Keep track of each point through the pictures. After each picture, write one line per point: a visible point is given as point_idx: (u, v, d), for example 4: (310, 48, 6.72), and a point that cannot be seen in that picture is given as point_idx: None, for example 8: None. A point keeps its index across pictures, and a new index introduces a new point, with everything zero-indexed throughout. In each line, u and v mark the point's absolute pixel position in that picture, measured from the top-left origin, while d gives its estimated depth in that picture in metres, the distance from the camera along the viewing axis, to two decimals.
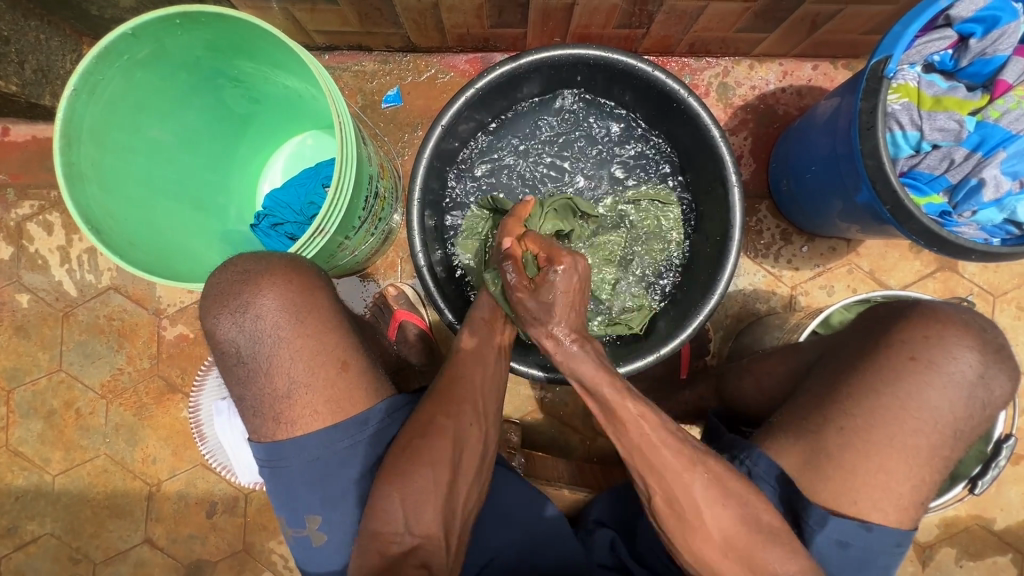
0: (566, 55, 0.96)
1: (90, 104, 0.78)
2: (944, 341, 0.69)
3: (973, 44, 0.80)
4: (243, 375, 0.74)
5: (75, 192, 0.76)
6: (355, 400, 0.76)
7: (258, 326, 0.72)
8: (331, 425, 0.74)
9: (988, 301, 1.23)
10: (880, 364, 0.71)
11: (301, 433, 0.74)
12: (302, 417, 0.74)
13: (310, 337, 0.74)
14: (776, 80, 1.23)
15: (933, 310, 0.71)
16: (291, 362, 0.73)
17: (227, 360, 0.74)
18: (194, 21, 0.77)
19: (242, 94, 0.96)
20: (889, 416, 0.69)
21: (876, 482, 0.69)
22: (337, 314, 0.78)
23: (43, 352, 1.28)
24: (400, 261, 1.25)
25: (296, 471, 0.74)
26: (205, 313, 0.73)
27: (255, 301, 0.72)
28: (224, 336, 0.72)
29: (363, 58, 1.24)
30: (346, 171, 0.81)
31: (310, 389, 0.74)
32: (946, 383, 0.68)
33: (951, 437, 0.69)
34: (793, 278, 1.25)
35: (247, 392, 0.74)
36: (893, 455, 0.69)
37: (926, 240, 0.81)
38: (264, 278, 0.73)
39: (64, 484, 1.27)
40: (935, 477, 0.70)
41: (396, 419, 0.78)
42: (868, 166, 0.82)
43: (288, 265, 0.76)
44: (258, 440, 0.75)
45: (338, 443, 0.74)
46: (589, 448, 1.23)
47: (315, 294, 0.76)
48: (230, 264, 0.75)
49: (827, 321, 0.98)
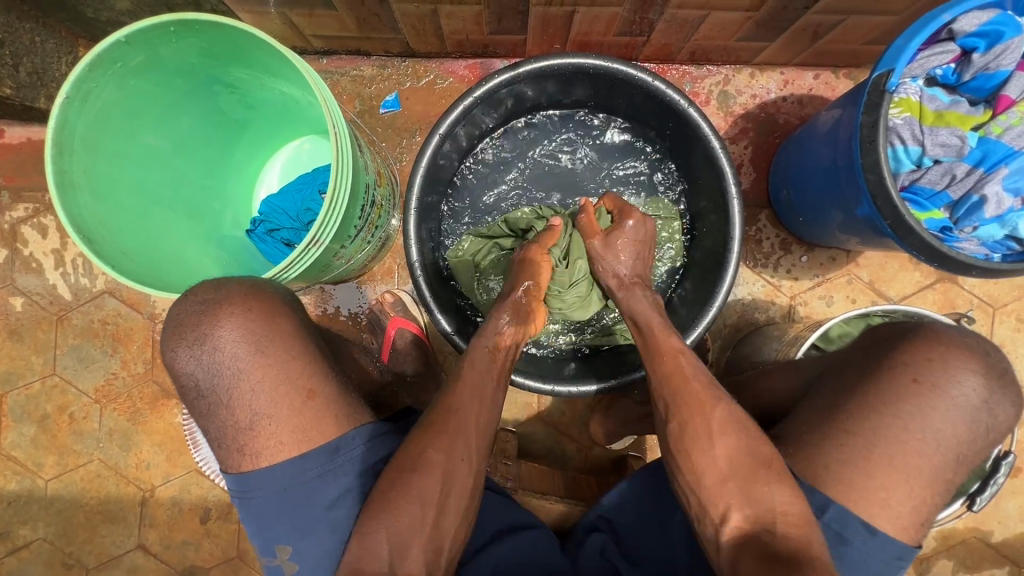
0: (566, 64, 0.96)
1: (83, 113, 0.77)
2: (947, 363, 0.69)
3: (976, 58, 0.79)
4: (205, 409, 0.74)
5: (67, 202, 0.75)
6: (322, 429, 0.74)
7: (216, 359, 0.71)
8: (297, 454, 0.73)
9: (988, 313, 1.22)
10: (881, 384, 0.70)
11: (268, 464, 0.72)
12: (266, 449, 0.72)
13: (270, 367, 0.73)
14: (777, 88, 1.22)
15: (935, 332, 0.71)
16: (252, 394, 0.72)
17: (188, 394, 0.74)
18: (189, 29, 0.76)
19: (238, 100, 0.95)
20: (889, 435, 0.69)
21: (875, 499, 0.68)
22: (300, 341, 0.76)
23: (37, 356, 1.27)
24: (397, 268, 1.24)
25: (264, 502, 0.72)
26: (165, 347, 0.73)
27: (212, 332, 0.71)
28: (183, 370, 0.72)
29: (361, 62, 1.23)
30: (341, 183, 0.80)
31: (273, 419, 0.73)
32: (949, 407, 0.68)
33: (954, 460, 0.69)
34: (792, 287, 1.24)
35: (211, 425, 0.74)
36: (893, 473, 0.68)
37: (927, 255, 0.80)
38: (222, 307, 0.72)
39: (57, 488, 1.27)
40: (936, 498, 0.69)
41: (367, 446, 0.75)
42: (869, 180, 0.81)
43: (248, 292, 0.75)
44: (226, 470, 0.74)
45: (304, 472, 0.72)
46: (586, 457, 1.22)
47: (276, 320, 0.75)
48: (190, 294, 0.74)
49: (826, 335, 0.98)
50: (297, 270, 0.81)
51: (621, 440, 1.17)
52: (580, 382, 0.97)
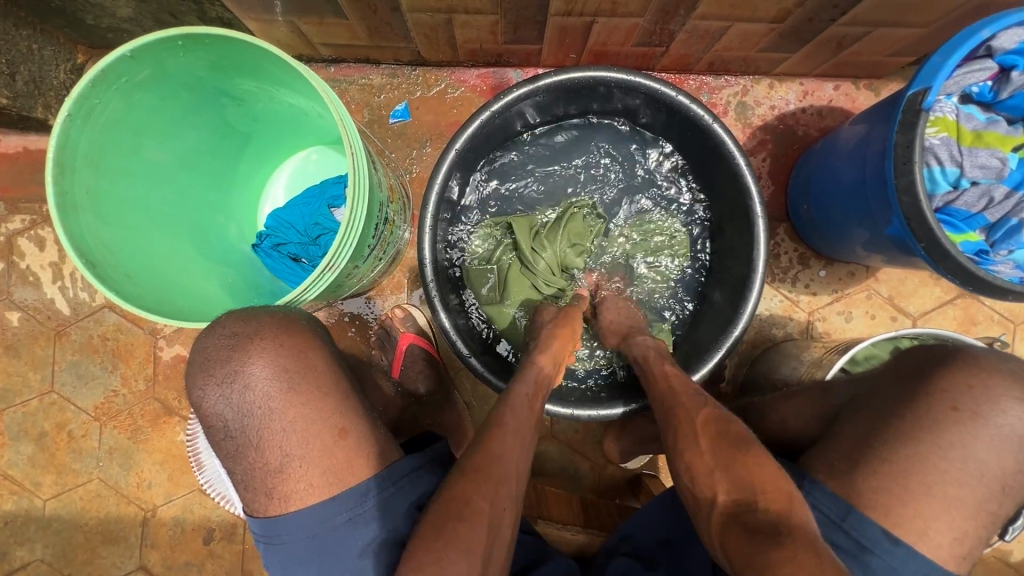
0: (586, 78, 0.92)
1: (85, 130, 0.73)
2: (988, 391, 0.67)
3: (1015, 76, 0.76)
4: (233, 450, 0.71)
5: (69, 224, 0.72)
6: (354, 468, 0.71)
7: (246, 398, 0.69)
8: (328, 497, 0.70)
9: (1009, 329, 1.20)
10: (920, 411, 0.68)
11: (297, 508, 0.70)
12: (297, 491, 0.70)
13: (304, 406, 0.71)
14: (796, 100, 1.20)
15: (974, 358, 0.70)
16: (284, 435, 0.70)
17: (215, 434, 0.71)
18: (197, 42, 0.73)
19: (245, 112, 0.91)
20: (927, 464, 0.66)
21: (913, 528, 0.65)
22: (332, 377, 0.74)
23: (34, 372, 1.23)
24: (407, 282, 1.21)
25: (291, 548, 0.69)
26: (192, 385, 0.71)
27: (243, 369, 0.70)
28: (211, 410, 0.70)
29: (370, 71, 1.19)
30: (357, 204, 0.77)
31: (304, 460, 0.70)
32: (991, 436, 0.66)
33: (999, 490, 0.66)
34: (810, 303, 1.21)
35: (239, 467, 0.71)
36: (931, 501, 0.66)
37: (961, 279, 0.78)
38: (254, 342, 0.70)
39: (55, 508, 1.23)
40: (980, 530, 0.67)
41: (398, 486, 0.72)
42: (903, 201, 0.78)
43: (279, 325, 0.73)
44: (252, 515, 0.71)
45: (334, 516, 0.69)
46: (599, 476, 1.20)
47: (308, 356, 0.73)
48: (218, 326, 0.72)
49: (853, 359, 0.95)
50: (311, 294, 0.78)
51: (637, 460, 1.15)
52: (607, 405, 0.95)
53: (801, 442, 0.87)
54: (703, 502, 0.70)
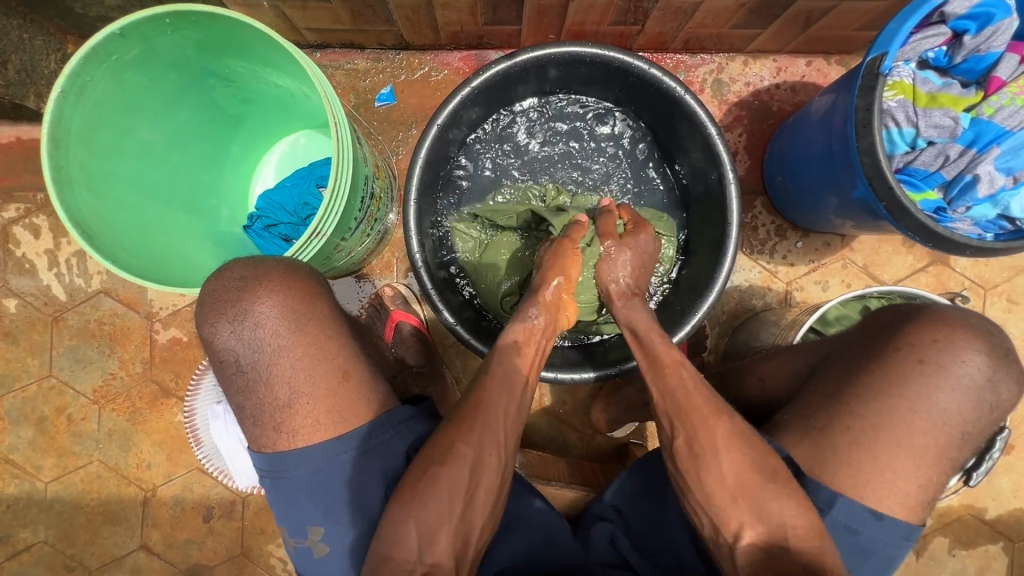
0: (562, 54, 0.96)
1: (78, 106, 0.76)
2: (952, 343, 0.70)
3: (967, 40, 0.80)
4: (242, 384, 0.73)
5: (64, 196, 0.74)
6: (357, 409, 0.76)
7: (257, 335, 0.71)
8: (333, 435, 0.74)
9: (980, 295, 1.24)
10: (888, 363, 0.72)
11: (304, 443, 0.73)
12: (304, 427, 0.74)
13: (309, 347, 0.73)
14: (770, 76, 1.23)
15: (940, 313, 0.73)
16: (291, 371, 0.73)
17: (225, 369, 0.73)
18: (183, 20, 0.75)
19: (233, 93, 0.94)
20: (896, 416, 0.70)
21: (882, 481, 0.70)
22: (336, 322, 0.77)
23: (32, 358, 1.25)
24: (396, 262, 1.24)
25: (295, 482, 0.74)
26: (201, 322, 0.72)
27: (252, 308, 0.71)
28: (222, 346, 0.71)
29: (355, 56, 1.22)
30: (341, 174, 0.80)
31: (310, 398, 0.73)
32: (955, 386, 0.69)
33: (958, 438, 0.70)
34: (788, 273, 1.25)
35: (247, 402, 0.74)
36: (901, 454, 0.70)
37: (923, 236, 0.81)
38: (263, 284, 0.72)
39: (57, 491, 1.26)
40: (941, 477, 0.71)
41: (397, 429, 0.77)
42: (864, 162, 0.82)
43: (285, 271, 0.75)
44: (259, 450, 0.75)
45: (341, 452, 0.74)
46: (588, 445, 1.23)
47: (314, 301, 0.75)
48: (226, 271, 0.74)
49: (824, 317, 1.01)
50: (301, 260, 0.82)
51: (623, 428, 1.17)
52: (578, 369, 0.97)
53: (777, 401, 0.90)
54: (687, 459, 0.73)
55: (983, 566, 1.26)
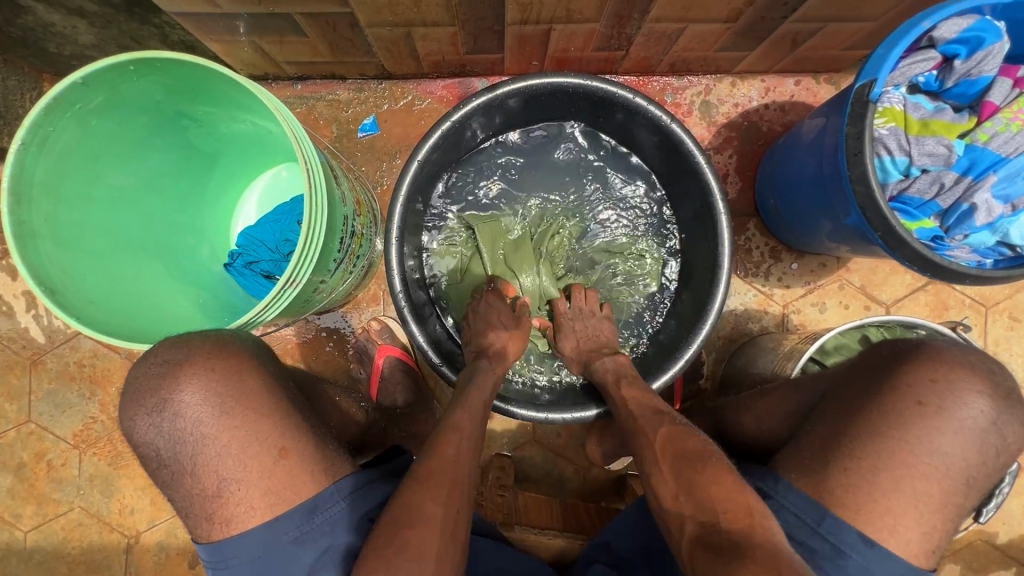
0: (544, 84, 0.93)
1: (40, 158, 0.72)
2: (952, 384, 0.67)
3: (957, 65, 0.78)
4: (168, 478, 0.71)
5: (26, 252, 0.71)
6: (297, 488, 0.70)
7: (177, 425, 0.69)
8: (270, 518, 0.69)
9: (981, 312, 1.22)
10: (887, 407, 0.68)
11: (241, 530, 0.69)
12: (237, 514, 0.69)
13: (237, 430, 0.70)
14: (759, 96, 1.21)
15: (936, 350, 0.70)
16: (218, 459, 0.69)
17: (148, 464, 0.71)
18: (148, 67, 0.72)
19: (208, 133, 0.91)
20: (896, 460, 0.66)
21: (882, 524, 0.66)
22: (270, 398, 0.73)
23: (10, 403, 1.22)
24: (383, 295, 1.21)
25: (238, 573, 0.69)
26: (123, 416, 0.71)
27: (172, 398, 0.69)
28: (143, 440, 0.70)
29: (337, 87, 1.20)
30: (316, 218, 0.77)
31: (242, 483, 0.69)
32: (957, 429, 0.66)
33: (963, 484, 0.66)
34: (784, 296, 1.23)
35: (177, 495, 0.71)
36: (899, 497, 0.66)
37: (919, 265, 0.79)
38: (184, 369, 0.70)
39: (37, 540, 1.22)
40: (946, 524, 0.66)
41: (349, 501, 0.72)
42: (857, 190, 0.80)
43: (210, 349, 0.72)
44: (197, 542, 0.70)
45: (281, 536, 0.69)
46: (585, 479, 1.20)
47: (242, 378, 0.72)
48: (149, 356, 0.72)
49: (822, 348, 0.97)
50: (275, 308, 0.78)
51: (620, 461, 1.15)
52: (577, 408, 0.94)
53: (775, 441, 0.87)
54: (684, 514, 0.69)
55: None
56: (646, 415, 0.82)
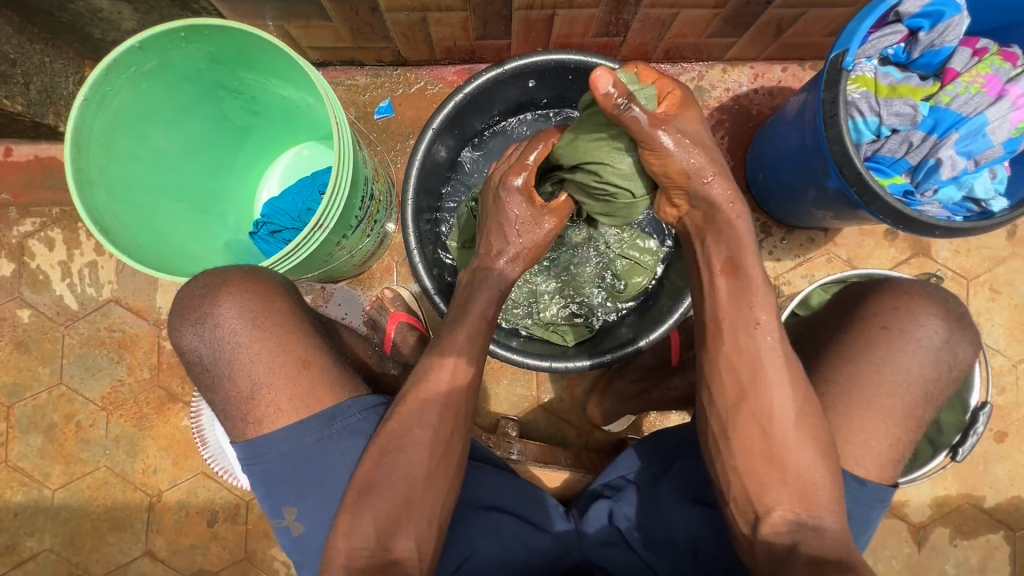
0: (549, 61, 1.02)
1: (99, 114, 0.81)
2: (911, 311, 0.76)
3: (922, 36, 0.86)
4: (208, 381, 0.78)
5: (85, 197, 0.79)
6: (318, 396, 0.77)
7: (217, 334, 0.76)
8: (296, 420, 0.76)
9: (962, 284, 1.28)
10: (856, 333, 0.77)
11: (269, 431, 0.76)
12: (267, 415, 0.76)
13: (268, 341, 0.77)
14: (748, 82, 1.30)
15: (900, 284, 0.79)
16: (252, 365, 0.76)
17: (192, 369, 0.78)
18: (198, 34, 0.82)
19: (242, 105, 1.00)
20: (865, 379, 0.75)
21: (857, 441, 0.74)
22: (296, 318, 0.80)
23: (44, 366, 1.29)
24: (396, 265, 1.29)
25: (269, 467, 0.76)
26: (172, 329, 0.78)
27: (212, 312, 0.76)
28: (188, 347, 0.77)
29: (356, 72, 1.29)
30: (343, 170, 0.85)
31: (272, 388, 0.76)
32: (915, 348, 0.75)
33: (922, 396, 0.75)
34: (775, 269, 1.30)
35: (217, 397, 0.78)
36: (870, 415, 0.74)
37: (893, 218, 0.86)
38: (221, 290, 0.77)
39: (64, 498, 1.27)
40: (911, 437, 0.75)
41: (365, 413, 0.79)
42: (834, 151, 0.87)
43: (245, 274, 0.80)
44: (232, 440, 0.77)
45: (306, 437, 0.76)
46: (587, 441, 1.25)
47: (272, 300, 0.79)
48: (194, 283, 0.80)
49: (806, 302, 1.04)
50: (299, 255, 0.85)
51: (619, 421, 1.20)
52: (572, 357, 1.00)
53: None
54: None
55: (985, 556, 1.26)
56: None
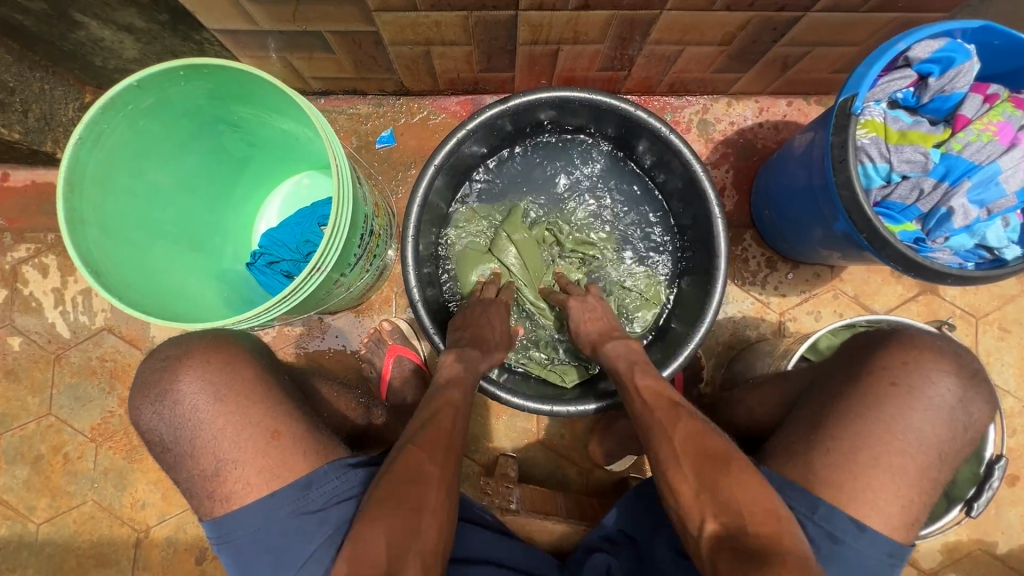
0: (552, 97, 1.00)
1: (93, 152, 0.79)
2: (922, 366, 0.74)
3: (932, 82, 0.86)
4: (172, 461, 0.77)
5: (76, 239, 0.77)
6: (291, 465, 0.76)
7: (177, 413, 0.76)
8: (267, 493, 0.74)
9: (971, 323, 1.26)
10: (864, 388, 0.75)
11: (239, 507, 0.74)
12: (235, 491, 0.74)
13: (230, 415, 0.76)
14: (753, 115, 1.29)
15: (910, 337, 0.77)
16: (215, 442, 0.75)
17: (156, 450, 0.78)
18: (197, 72, 0.80)
19: (241, 137, 0.99)
20: (874, 437, 0.72)
21: (866, 500, 0.70)
22: (262, 385, 0.80)
23: (33, 396, 1.26)
24: (395, 296, 1.27)
25: (240, 544, 0.73)
26: (131, 406, 0.78)
27: (172, 389, 0.76)
28: (147, 426, 0.77)
29: (358, 102, 1.29)
30: (341, 213, 0.83)
31: (239, 463, 0.75)
32: (927, 407, 0.73)
33: (936, 457, 0.72)
34: (780, 304, 1.27)
35: (181, 476, 0.77)
36: (880, 474, 0.71)
37: (903, 265, 0.84)
38: (182, 363, 0.77)
39: (48, 533, 1.24)
40: (923, 498, 0.72)
41: (342, 478, 0.77)
42: (842, 196, 0.85)
43: (208, 345, 0.79)
44: (201, 519, 0.75)
45: (279, 510, 0.73)
46: (587, 480, 1.22)
47: (236, 368, 0.79)
48: (154, 355, 0.80)
49: (815, 346, 1.02)
50: (296, 297, 0.83)
51: (622, 460, 1.17)
52: (577, 401, 0.97)
53: (767, 429, 0.94)
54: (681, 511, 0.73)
55: None
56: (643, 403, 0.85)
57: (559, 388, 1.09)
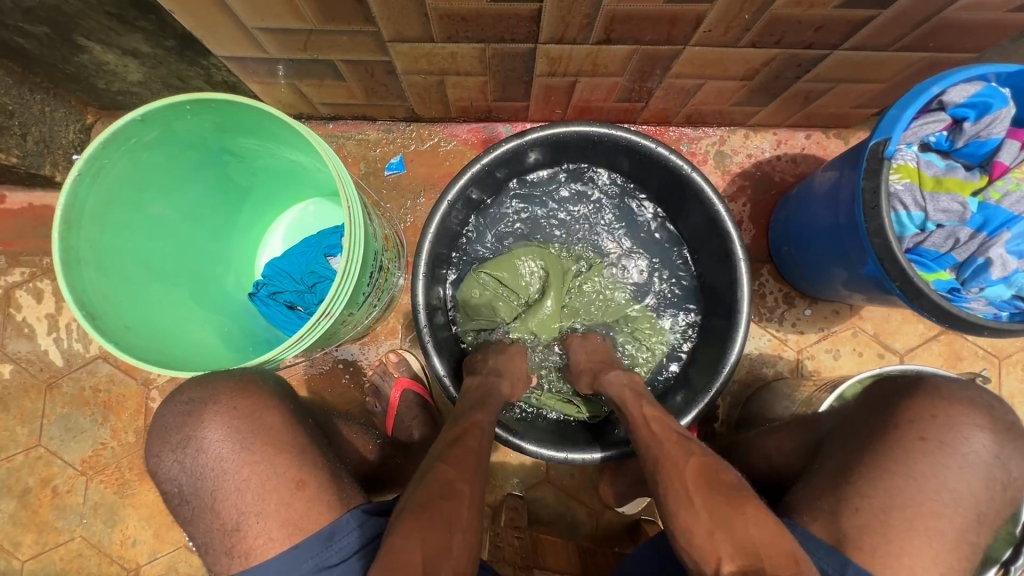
0: (571, 132, 0.97)
1: (93, 187, 0.76)
2: (952, 419, 0.71)
3: (967, 126, 0.83)
4: (188, 514, 0.76)
5: (71, 278, 0.73)
6: (315, 518, 0.74)
7: (199, 462, 0.75)
8: (288, 548, 0.72)
9: (994, 364, 1.22)
10: (891, 441, 0.72)
11: (258, 563, 0.72)
12: (256, 546, 0.72)
13: (255, 464, 0.75)
14: (771, 148, 1.26)
15: (936, 387, 0.74)
16: (236, 494, 0.74)
17: (173, 501, 0.77)
18: (203, 106, 0.77)
19: (246, 167, 0.95)
20: (905, 496, 0.68)
21: (901, 566, 0.66)
22: (288, 432, 0.79)
23: (22, 426, 1.21)
24: (401, 327, 1.23)
25: None
26: (150, 454, 0.77)
27: (196, 437, 0.76)
28: (166, 476, 0.76)
29: (367, 127, 1.25)
30: (353, 253, 0.79)
31: (261, 516, 0.73)
32: (961, 464, 0.69)
33: (974, 519, 0.68)
34: (798, 341, 1.24)
35: (198, 531, 0.75)
36: (914, 539, 0.67)
37: (935, 315, 0.80)
38: (208, 409, 0.76)
39: (33, 570, 1.18)
40: (961, 564, 0.67)
41: (364, 529, 0.74)
42: (875, 243, 0.82)
43: (234, 389, 0.78)
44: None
45: (300, 564, 0.71)
46: (597, 522, 1.18)
47: (262, 416, 0.78)
48: (178, 395, 0.79)
49: (842, 397, 0.97)
50: (304, 342, 0.79)
51: (633, 503, 1.12)
52: (585, 449, 0.93)
53: (786, 477, 0.89)
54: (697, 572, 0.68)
55: None
56: (660, 443, 0.81)
57: (571, 435, 1.05)
